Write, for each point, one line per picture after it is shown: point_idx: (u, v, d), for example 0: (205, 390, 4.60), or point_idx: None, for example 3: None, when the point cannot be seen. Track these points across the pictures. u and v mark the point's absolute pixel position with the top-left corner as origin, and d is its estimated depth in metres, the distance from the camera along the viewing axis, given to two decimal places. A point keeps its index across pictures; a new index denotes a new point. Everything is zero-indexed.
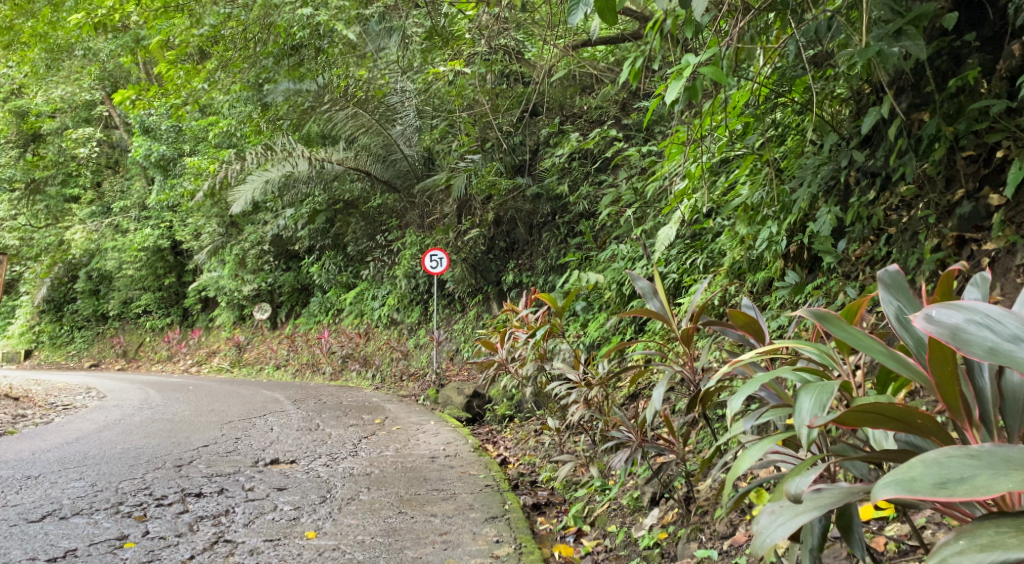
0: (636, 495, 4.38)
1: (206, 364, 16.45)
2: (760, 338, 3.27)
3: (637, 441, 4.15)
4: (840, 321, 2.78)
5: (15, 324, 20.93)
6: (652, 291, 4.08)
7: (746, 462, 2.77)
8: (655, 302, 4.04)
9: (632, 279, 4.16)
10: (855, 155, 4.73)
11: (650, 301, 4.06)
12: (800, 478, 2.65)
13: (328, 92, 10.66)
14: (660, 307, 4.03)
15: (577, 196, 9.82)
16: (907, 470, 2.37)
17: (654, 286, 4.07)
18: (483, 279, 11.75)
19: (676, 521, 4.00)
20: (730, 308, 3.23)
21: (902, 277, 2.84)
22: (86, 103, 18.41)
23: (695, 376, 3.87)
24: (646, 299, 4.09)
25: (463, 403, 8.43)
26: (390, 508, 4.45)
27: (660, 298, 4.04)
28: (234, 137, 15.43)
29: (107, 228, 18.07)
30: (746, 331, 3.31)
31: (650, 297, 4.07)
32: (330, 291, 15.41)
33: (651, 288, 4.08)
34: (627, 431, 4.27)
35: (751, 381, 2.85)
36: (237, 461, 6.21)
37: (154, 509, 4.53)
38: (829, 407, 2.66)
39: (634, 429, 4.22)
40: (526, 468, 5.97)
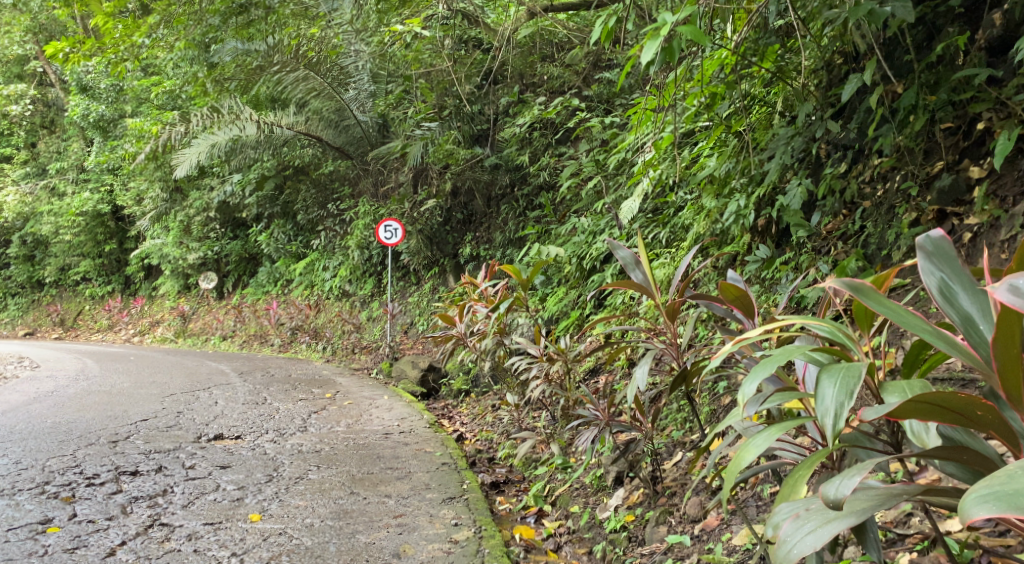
0: (599, 474, 4.22)
1: (149, 335, 15.93)
2: (751, 315, 3.20)
3: (603, 420, 3.96)
4: (878, 296, 2.59)
5: None
6: (634, 261, 3.86)
7: (751, 455, 2.62)
8: (638, 274, 3.83)
9: (613, 248, 3.93)
10: (830, 125, 4.59)
11: (633, 271, 3.86)
12: (845, 480, 2.48)
13: (278, 53, 10.23)
14: (643, 278, 3.82)
15: (538, 167, 9.59)
16: (1009, 484, 2.26)
17: (637, 256, 3.85)
18: (439, 251, 11.44)
19: (642, 504, 3.84)
20: (722, 280, 3.16)
21: (947, 242, 2.59)
22: (20, 58, 17.51)
23: (677, 352, 3.72)
24: (628, 269, 3.87)
25: (418, 377, 8.20)
26: (340, 488, 4.21)
27: (643, 269, 3.83)
28: (179, 99, 14.83)
29: (43, 190, 17.35)
30: (737, 307, 3.24)
31: (633, 267, 3.85)
32: (279, 261, 14.97)
33: (635, 259, 3.85)
34: (593, 408, 4.05)
35: (764, 363, 2.65)
36: (177, 436, 5.91)
37: (84, 489, 4.24)
38: (856, 393, 2.52)
39: (601, 407, 4.03)
40: (483, 445, 5.78)
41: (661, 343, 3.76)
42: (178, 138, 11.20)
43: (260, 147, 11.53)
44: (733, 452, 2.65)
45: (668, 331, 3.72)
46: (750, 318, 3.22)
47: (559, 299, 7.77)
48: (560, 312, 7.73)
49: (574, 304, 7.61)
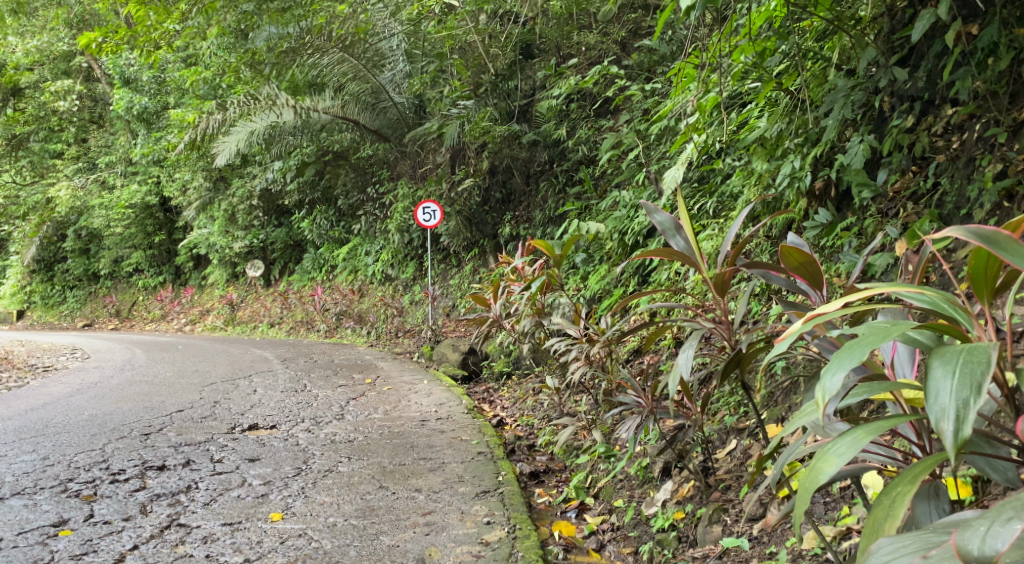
0: (645, 465, 3.91)
1: (199, 324, 15.97)
2: (820, 285, 2.89)
3: (647, 407, 3.69)
4: (1018, 247, 2.35)
5: (7, 284, 20.51)
6: (674, 226, 3.52)
7: (833, 466, 2.35)
8: (681, 242, 3.49)
9: (648, 211, 3.58)
10: (895, 74, 4.19)
11: (672, 239, 3.52)
12: (999, 529, 2.21)
13: (310, 35, 10.01)
14: (686, 245, 3.48)
15: (576, 140, 9.22)
16: None
17: (678, 221, 3.51)
18: (479, 232, 11.12)
19: (693, 498, 3.53)
20: (784, 244, 2.81)
21: None
22: (65, 53, 17.58)
23: (729, 330, 3.41)
24: (668, 236, 3.54)
25: (458, 360, 7.94)
26: (369, 482, 3.98)
27: (684, 235, 3.49)
28: (220, 87, 14.72)
29: (94, 184, 17.53)
30: (800, 276, 2.92)
31: (672, 233, 3.52)
32: (323, 247, 14.83)
33: (676, 223, 3.51)
34: (636, 394, 3.78)
35: (854, 347, 2.33)
36: (210, 427, 5.75)
37: (106, 486, 4.07)
38: (983, 385, 2.24)
39: (645, 393, 3.75)
40: (524, 431, 5.50)
41: (710, 321, 3.43)
42: (216, 125, 11.06)
43: (298, 132, 11.32)
44: (812, 462, 2.37)
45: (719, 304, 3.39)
46: (816, 290, 2.92)
47: (602, 277, 7.46)
48: (604, 290, 7.42)
49: (617, 281, 7.28)
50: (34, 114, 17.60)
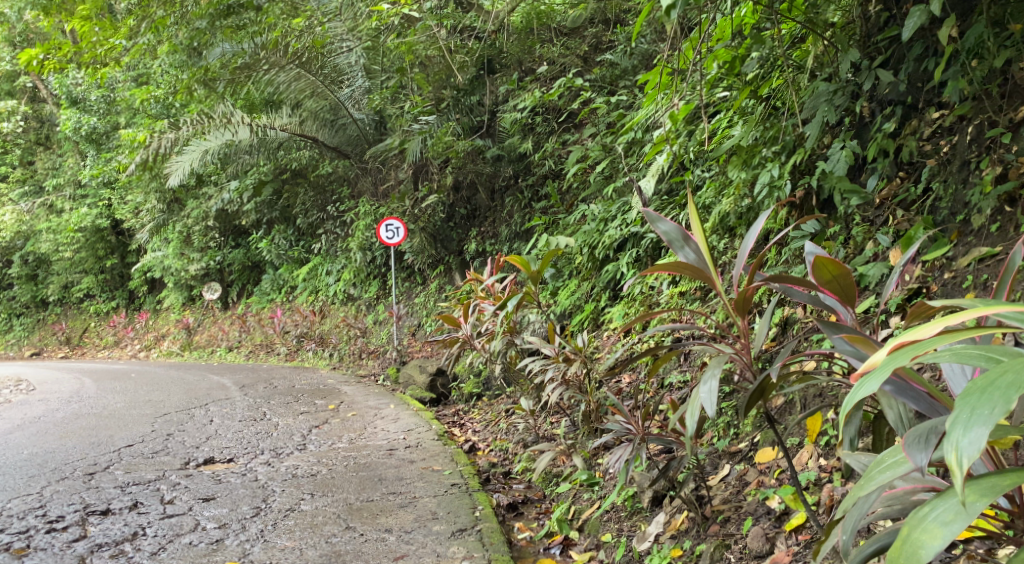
0: (632, 494, 3.73)
1: (155, 350, 15.42)
2: (851, 300, 2.87)
3: (639, 434, 3.50)
4: None
5: None
6: (683, 237, 3.28)
7: (940, 540, 2.29)
8: (692, 254, 3.25)
9: (651, 222, 3.31)
10: (879, 76, 4.05)
11: (680, 250, 3.29)
12: None
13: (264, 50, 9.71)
14: (698, 257, 3.25)
15: (542, 153, 9.01)
16: None
17: (687, 230, 3.27)
18: (443, 249, 10.85)
19: (692, 535, 3.36)
20: (822, 256, 2.79)
21: None
22: (9, 73, 16.96)
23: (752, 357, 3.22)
24: (675, 247, 3.30)
25: (426, 382, 7.63)
26: (334, 523, 3.70)
27: (695, 245, 3.25)
28: (172, 106, 14.26)
29: (41, 208, 16.86)
30: (829, 291, 2.89)
31: (681, 244, 3.28)
32: (282, 267, 14.40)
33: (684, 233, 3.28)
34: (626, 421, 3.59)
35: (986, 393, 2.21)
36: (163, 463, 5.41)
37: (42, 537, 3.80)
38: None
39: (635, 420, 3.57)
40: (498, 457, 5.23)
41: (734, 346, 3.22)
42: (167, 145, 10.62)
43: (254, 151, 10.95)
44: (914, 534, 2.32)
45: (739, 324, 3.23)
46: (846, 306, 2.90)
47: (572, 293, 7.26)
48: (574, 306, 7.21)
49: (588, 296, 7.08)
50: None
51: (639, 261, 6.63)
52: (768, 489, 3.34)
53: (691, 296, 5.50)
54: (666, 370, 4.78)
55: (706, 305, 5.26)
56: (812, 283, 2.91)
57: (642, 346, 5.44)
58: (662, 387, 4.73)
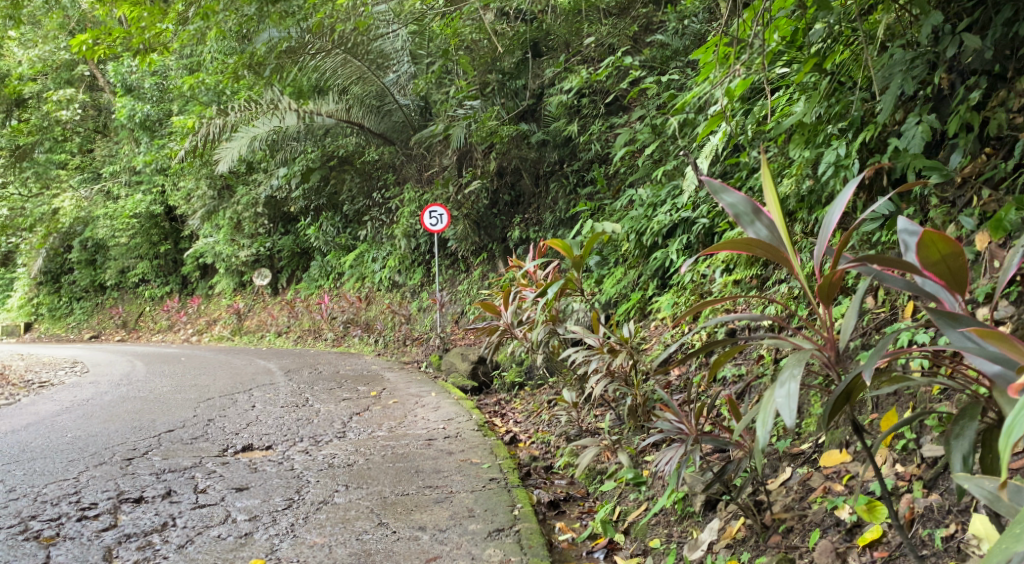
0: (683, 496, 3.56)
1: (206, 334, 15.55)
2: (961, 285, 2.68)
3: (693, 434, 3.29)
4: None
5: (15, 297, 20.23)
6: (753, 211, 3.04)
7: None
8: (763, 230, 3.01)
9: (719, 191, 3.07)
10: (962, 43, 3.73)
11: (750, 226, 3.04)
12: None
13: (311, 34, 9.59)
14: (770, 232, 3.00)
15: (588, 136, 8.77)
16: None
17: (757, 203, 3.03)
18: (488, 236, 10.66)
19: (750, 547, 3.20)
20: (931, 232, 2.62)
21: None
22: (67, 62, 17.20)
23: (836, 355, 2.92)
24: (743, 222, 3.06)
25: (468, 370, 7.46)
26: (366, 519, 3.60)
27: (767, 220, 3.01)
28: (223, 93, 14.28)
29: (99, 195, 17.14)
30: (935, 274, 2.71)
31: (751, 219, 3.03)
32: (329, 254, 14.33)
33: (752, 206, 3.04)
34: (678, 420, 3.37)
35: None
36: (201, 449, 5.35)
37: (72, 526, 3.72)
38: None
39: (690, 419, 3.37)
40: (539, 450, 5.04)
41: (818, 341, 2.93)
42: (216, 131, 10.57)
43: (300, 137, 10.83)
44: None
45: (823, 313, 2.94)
46: (954, 293, 2.71)
47: (617, 281, 7.00)
48: (620, 295, 6.95)
49: (635, 285, 6.83)
50: (37, 124, 16.94)
51: (690, 248, 6.36)
52: (840, 498, 3.18)
53: (747, 285, 5.25)
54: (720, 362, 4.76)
55: (763, 293, 5.00)
56: (916, 265, 2.72)
57: (693, 338, 5.21)
58: (714, 382, 4.51)
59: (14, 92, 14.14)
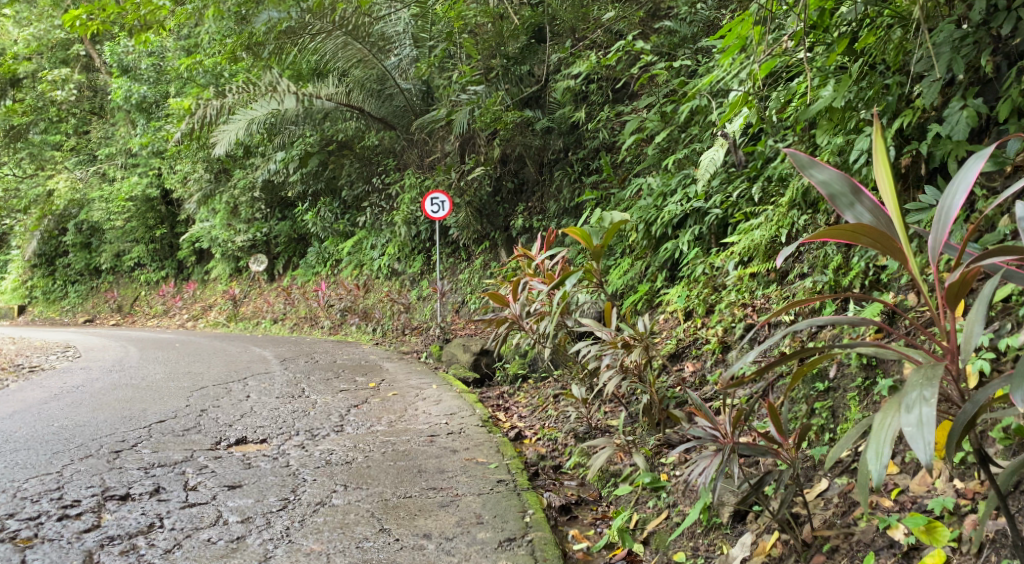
0: (710, 508, 3.47)
1: (201, 320, 15.32)
2: None
3: (728, 440, 3.20)
4: None
5: (10, 278, 19.99)
6: (851, 191, 2.83)
7: None
8: (863, 212, 2.81)
9: (815, 170, 2.88)
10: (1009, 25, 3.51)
11: (848, 208, 2.83)
12: None
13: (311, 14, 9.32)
14: (874, 217, 2.79)
15: (595, 123, 8.52)
16: None
17: (855, 183, 2.83)
18: (489, 225, 10.39)
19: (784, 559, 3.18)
20: None
21: None
22: (63, 41, 16.90)
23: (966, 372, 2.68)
24: (839, 203, 2.85)
25: (469, 361, 7.25)
26: (367, 525, 3.39)
27: (869, 203, 2.81)
28: (221, 75, 13.98)
29: (94, 176, 16.87)
30: None
31: (851, 201, 2.82)
32: (327, 240, 14.06)
33: (850, 185, 2.84)
34: (712, 426, 3.30)
35: None
36: (193, 442, 5.14)
37: (52, 526, 3.50)
38: None
39: (725, 425, 3.26)
40: (545, 448, 4.79)
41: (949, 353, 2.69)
42: (213, 114, 10.31)
43: (299, 120, 10.53)
44: None
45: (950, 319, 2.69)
46: None
47: (624, 272, 6.76)
48: (627, 287, 6.72)
49: (642, 276, 6.61)
50: (32, 104, 16.77)
51: (702, 239, 6.11)
52: (892, 516, 3.11)
53: (764, 279, 4.97)
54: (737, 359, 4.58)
55: (783, 287, 4.78)
56: None
57: (706, 334, 4.95)
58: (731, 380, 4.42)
59: (8, 71, 13.86)
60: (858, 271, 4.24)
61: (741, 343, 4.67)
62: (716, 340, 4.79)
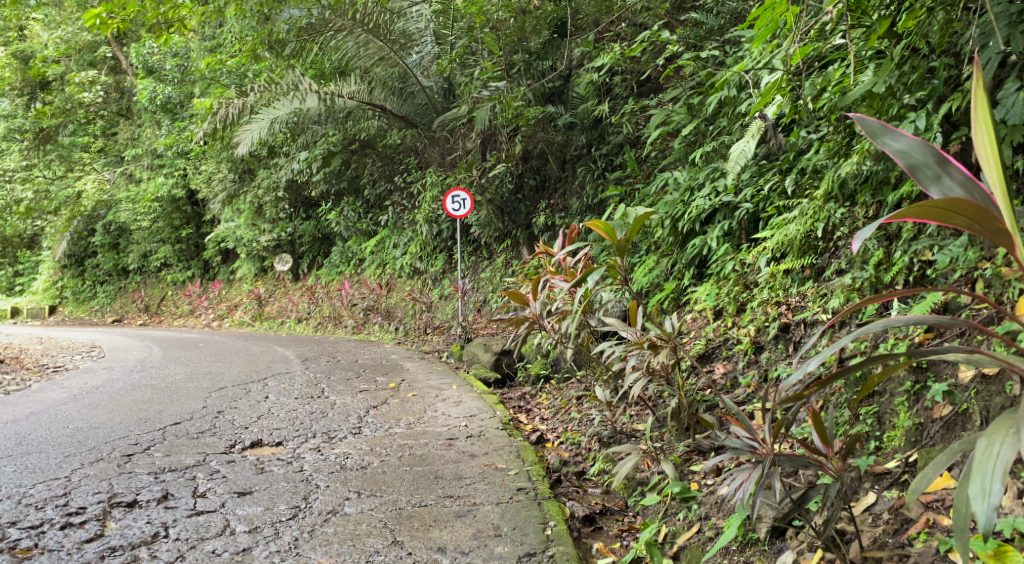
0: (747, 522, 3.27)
1: (226, 319, 15.27)
2: None
3: (767, 453, 3.06)
4: None
5: (40, 279, 20.11)
6: (937, 162, 2.68)
7: None
8: (950, 183, 2.67)
9: (894, 138, 2.72)
10: None
11: (933, 179, 2.69)
12: None
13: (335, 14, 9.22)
14: (964, 189, 2.66)
15: (619, 116, 8.29)
16: None
17: (940, 153, 2.68)
18: (512, 222, 10.16)
19: None
20: None
21: None
22: (90, 43, 16.89)
23: None
24: (923, 174, 2.70)
25: (491, 361, 7.06)
26: (378, 538, 3.27)
27: (958, 174, 2.66)
28: (245, 75, 13.92)
29: (121, 177, 16.89)
30: None
31: (938, 173, 2.67)
32: (350, 239, 13.93)
33: (934, 154, 2.69)
34: (751, 437, 3.14)
35: None
36: (208, 445, 5.00)
37: (53, 537, 3.39)
38: None
39: (766, 436, 3.11)
40: (568, 453, 4.59)
41: None
42: (235, 113, 10.15)
43: (321, 120, 10.36)
44: None
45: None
46: None
47: (649, 270, 6.51)
48: (652, 285, 6.48)
49: (669, 274, 6.38)
50: (61, 106, 17.01)
51: (732, 235, 5.88)
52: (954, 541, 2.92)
53: (798, 276, 4.75)
54: (771, 361, 4.36)
55: (820, 285, 4.55)
56: None
57: (738, 334, 4.73)
58: (764, 382, 4.27)
59: (37, 75, 13.89)
60: (902, 267, 4.03)
61: (775, 344, 4.44)
62: (748, 340, 4.58)
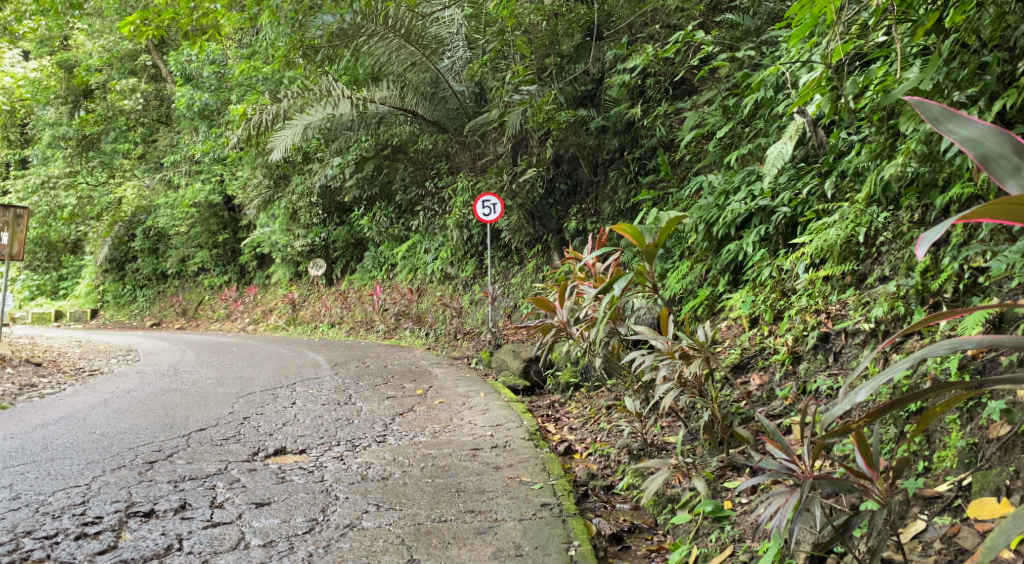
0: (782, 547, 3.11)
1: (261, 324, 15.32)
2: None
3: (805, 475, 2.92)
4: None
5: (82, 283, 20.38)
6: (1012, 151, 2.62)
7: None
8: None
9: (962, 123, 2.66)
10: None
11: (1007, 169, 2.62)
12: None
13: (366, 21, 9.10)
14: None
15: (652, 119, 8.11)
16: None
17: (1016, 142, 2.62)
18: (543, 227, 9.98)
19: None
20: None
21: None
22: (131, 52, 17.02)
23: None
24: (996, 163, 2.64)
25: (520, 368, 6.91)
26: (395, 556, 3.27)
27: None
28: (281, 81, 13.95)
29: (160, 183, 17.03)
30: None
31: (1014, 163, 2.61)
32: (383, 244, 13.87)
33: (1009, 143, 2.63)
34: (788, 458, 3.00)
35: None
36: (231, 452, 4.92)
37: (70, 548, 3.37)
38: None
39: (804, 459, 2.97)
40: (596, 465, 4.45)
41: None
42: (269, 119, 10.03)
43: (353, 126, 10.23)
44: None
45: None
46: None
47: (681, 275, 6.33)
48: (685, 291, 6.28)
49: (703, 280, 6.18)
50: (102, 113, 17.25)
51: (769, 239, 5.68)
52: None
53: (839, 283, 4.55)
54: (809, 372, 4.17)
55: (861, 292, 4.36)
56: None
57: (775, 343, 4.54)
58: (802, 395, 4.11)
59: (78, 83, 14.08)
60: (950, 274, 3.84)
61: (814, 353, 4.26)
62: (784, 350, 4.39)
